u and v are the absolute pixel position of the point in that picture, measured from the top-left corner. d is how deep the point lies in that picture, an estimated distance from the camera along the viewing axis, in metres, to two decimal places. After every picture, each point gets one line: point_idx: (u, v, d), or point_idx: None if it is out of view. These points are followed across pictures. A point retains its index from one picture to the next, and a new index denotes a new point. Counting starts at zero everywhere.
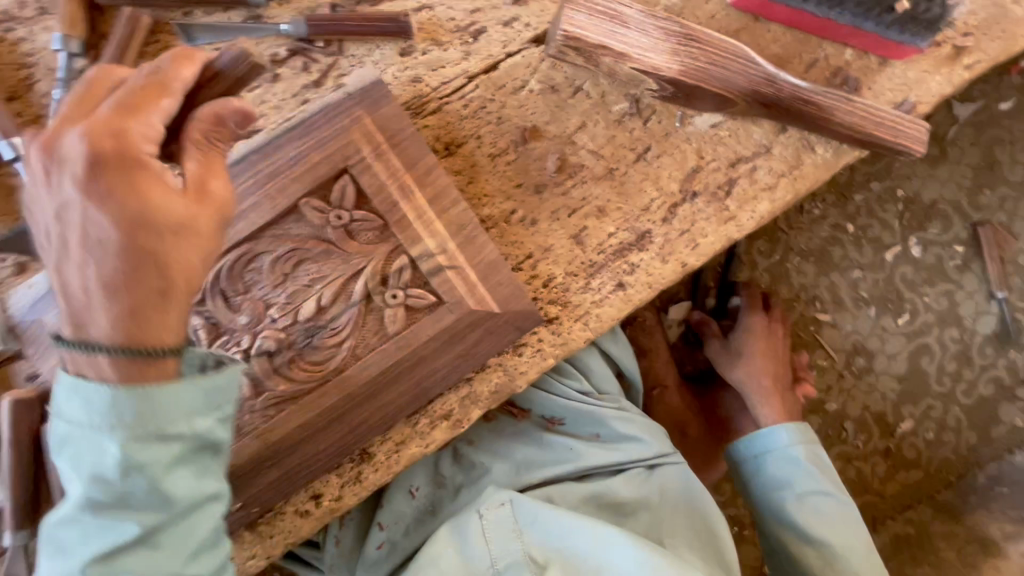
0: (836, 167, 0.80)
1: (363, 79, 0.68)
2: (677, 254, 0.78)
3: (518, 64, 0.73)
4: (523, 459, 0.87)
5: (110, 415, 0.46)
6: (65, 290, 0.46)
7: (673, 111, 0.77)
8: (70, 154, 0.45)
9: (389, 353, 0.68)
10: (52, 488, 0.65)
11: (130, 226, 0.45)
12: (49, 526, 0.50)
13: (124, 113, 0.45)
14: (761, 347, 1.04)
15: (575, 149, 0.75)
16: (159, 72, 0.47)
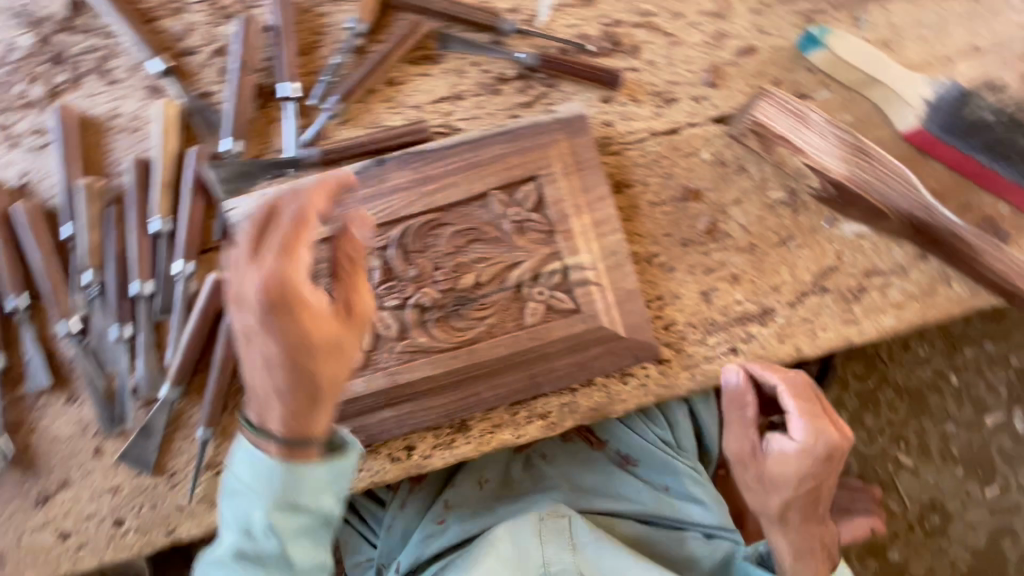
0: (968, 306, 0.83)
1: (570, 112, 0.79)
2: (794, 338, 0.82)
3: (697, 135, 0.83)
4: (590, 484, 0.93)
5: (270, 476, 0.59)
6: (254, 387, 0.58)
7: (824, 211, 0.83)
8: (245, 298, 0.54)
9: (520, 340, 0.76)
10: (212, 361, 0.78)
11: (291, 356, 0.55)
12: (210, 556, 0.65)
13: (286, 254, 0.54)
14: (807, 456, 0.78)
15: (726, 219, 0.83)
16: (318, 191, 0.57)
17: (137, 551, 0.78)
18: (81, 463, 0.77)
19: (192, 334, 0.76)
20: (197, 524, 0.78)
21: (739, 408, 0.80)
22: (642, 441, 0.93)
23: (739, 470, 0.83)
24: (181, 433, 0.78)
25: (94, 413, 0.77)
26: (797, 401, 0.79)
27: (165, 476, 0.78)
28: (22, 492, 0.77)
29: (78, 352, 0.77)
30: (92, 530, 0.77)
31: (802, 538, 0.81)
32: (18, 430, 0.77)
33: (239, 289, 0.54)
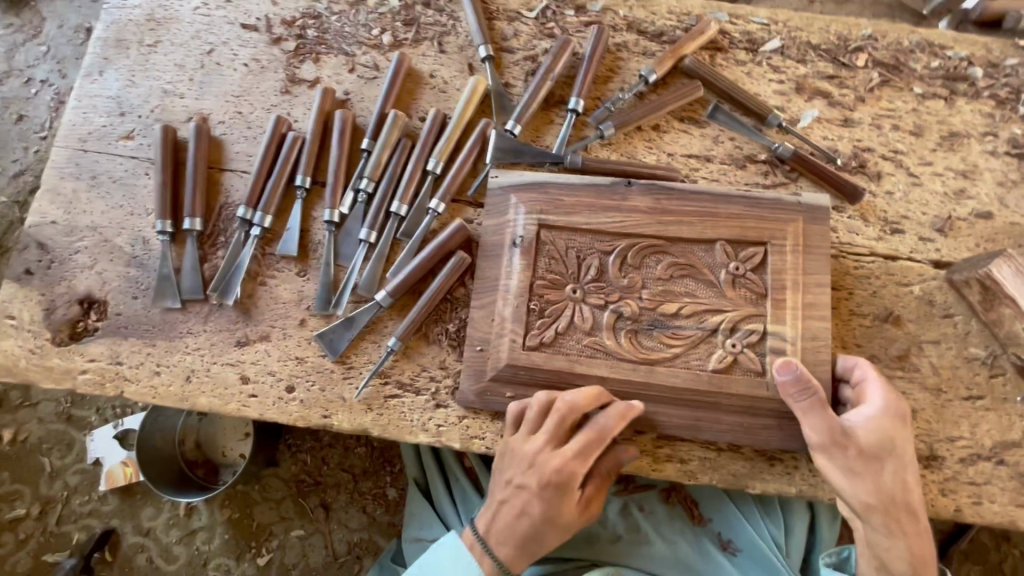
0: None
1: (816, 200, 0.83)
2: (957, 495, 0.80)
3: (913, 268, 0.88)
4: (683, 553, 0.90)
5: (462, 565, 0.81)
6: (494, 512, 0.81)
7: (1022, 385, 0.82)
8: (543, 459, 0.77)
9: (699, 381, 0.80)
10: (424, 289, 0.88)
11: (551, 513, 0.77)
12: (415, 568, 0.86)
13: (582, 455, 0.77)
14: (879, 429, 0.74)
15: (920, 353, 0.84)
16: (602, 432, 0.77)
17: (292, 420, 0.84)
18: (285, 326, 0.87)
19: (423, 261, 0.86)
20: (351, 419, 0.84)
21: (809, 395, 0.74)
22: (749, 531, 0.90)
23: (835, 457, 0.73)
24: (372, 337, 0.87)
25: (315, 291, 0.88)
26: (877, 383, 0.76)
27: (344, 367, 0.86)
28: (231, 330, 0.88)
29: (327, 238, 0.90)
30: (267, 386, 0.86)
31: (911, 553, 0.74)
32: (252, 280, 0.89)
33: (542, 451, 0.77)
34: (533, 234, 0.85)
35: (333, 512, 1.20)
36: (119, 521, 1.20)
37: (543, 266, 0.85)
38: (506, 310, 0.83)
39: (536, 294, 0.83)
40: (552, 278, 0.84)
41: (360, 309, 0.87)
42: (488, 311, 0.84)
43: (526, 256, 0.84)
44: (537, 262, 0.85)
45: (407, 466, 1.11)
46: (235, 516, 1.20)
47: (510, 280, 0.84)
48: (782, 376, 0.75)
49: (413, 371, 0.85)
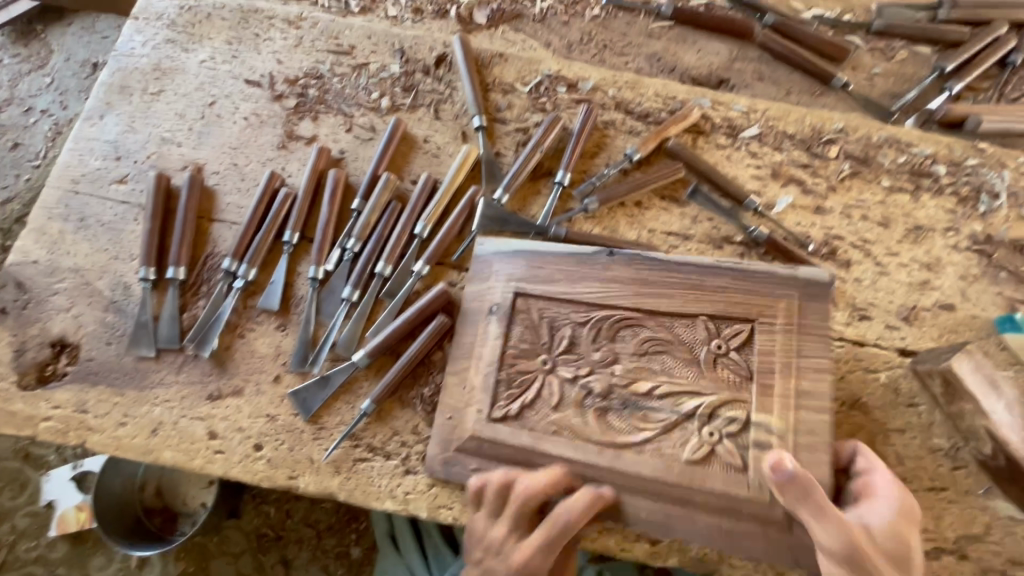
0: None
1: (816, 275, 0.81)
2: None
3: (880, 355, 0.90)
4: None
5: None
6: None
7: (983, 479, 0.84)
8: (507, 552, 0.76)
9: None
10: (402, 352, 0.88)
11: None
12: None
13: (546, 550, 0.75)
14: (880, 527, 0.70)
15: (886, 441, 0.86)
16: (563, 527, 0.75)
17: (257, 480, 0.82)
18: (259, 382, 0.86)
19: (401, 323, 0.87)
20: (318, 482, 0.82)
21: (811, 495, 0.68)
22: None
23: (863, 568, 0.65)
24: (347, 397, 0.86)
25: (293, 347, 0.88)
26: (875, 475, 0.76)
27: (315, 427, 0.84)
28: (202, 383, 0.86)
29: (309, 294, 0.90)
30: (235, 443, 0.84)
31: None
32: (230, 332, 0.89)
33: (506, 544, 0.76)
34: (509, 302, 0.86)
35: (293, 569, 1.15)
36: (66, 570, 1.14)
37: (517, 334, 0.84)
38: (479, 376, 0.83)
39: (511, 362, 0.84)
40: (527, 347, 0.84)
41: (336, 368, 0.86)
42: (463, 378, 0.84)
43: (502, 323, 0.85)
44: (512, 330, 0.85)
45: (377, 528, 1.11)
46: (190, 570, 1.15)
47: (486, 346, 0.84)
48: (778, 475, 0.70)
49: (385, 435, 0.84)
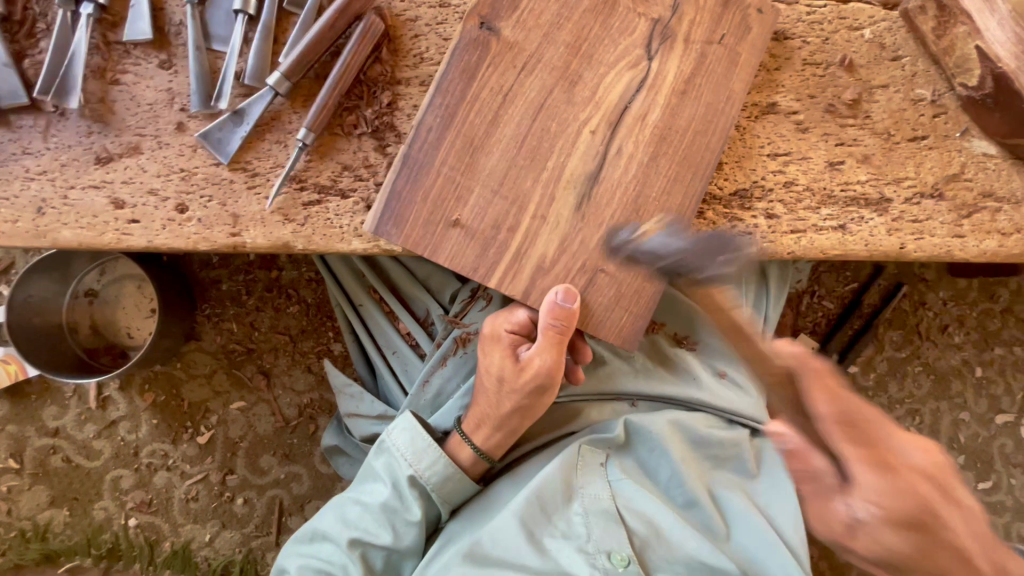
0: None
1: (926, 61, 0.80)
2: (901, 234, 0.81)
3: (864, 10, 0.83)
4: (641, 365, 0.85)
5: (424, 454, 0.79)
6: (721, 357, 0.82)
7: (961, 121, 0.82)
8: (501, 402, 0.77)
9: (659, 176, 0.71)
10: (331, 70, 0.71)
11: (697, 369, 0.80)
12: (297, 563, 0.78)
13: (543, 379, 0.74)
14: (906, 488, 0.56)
15: (871, 99, 0.82)
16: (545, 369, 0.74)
17: (192, 244, 0.70)
18: (158, 134, 0.70)
19: (320, 33, 0.68)
20: (267, 234, 0.70)
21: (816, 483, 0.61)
22: (705, 317, 0.87)
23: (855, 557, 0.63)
24: (272, 135, 0.71)
25: (190, 86, 0.70)
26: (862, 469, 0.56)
27: (245, 175, 0.70)
28: (84, 145, 0.69)
29: (189, 14, 0.69)
30: (151, 208, 0.69)
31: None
32: (101, 79, 0.70)
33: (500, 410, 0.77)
34: (467, 36, 0.68)
35: (274, 378, 1.09)
36: (18, 425, 1.04)
37: (457, 57, 0.68)
38: (422, 120, 0.68)
39: (463, 95, 0.68)
40: (471, 62, 0.68)
41: (250, 101, 0.70)
42: (416, 142, 0.68)
43: (451, 66, 0.68)
44: (452, 62, 0.68)
45: (347, 335, 1.02)
46: (159, 398, 1.07)
47: (429, 102, 0.68)
48: (561, 303, 0.68)
49: (333, 171, 0.72)
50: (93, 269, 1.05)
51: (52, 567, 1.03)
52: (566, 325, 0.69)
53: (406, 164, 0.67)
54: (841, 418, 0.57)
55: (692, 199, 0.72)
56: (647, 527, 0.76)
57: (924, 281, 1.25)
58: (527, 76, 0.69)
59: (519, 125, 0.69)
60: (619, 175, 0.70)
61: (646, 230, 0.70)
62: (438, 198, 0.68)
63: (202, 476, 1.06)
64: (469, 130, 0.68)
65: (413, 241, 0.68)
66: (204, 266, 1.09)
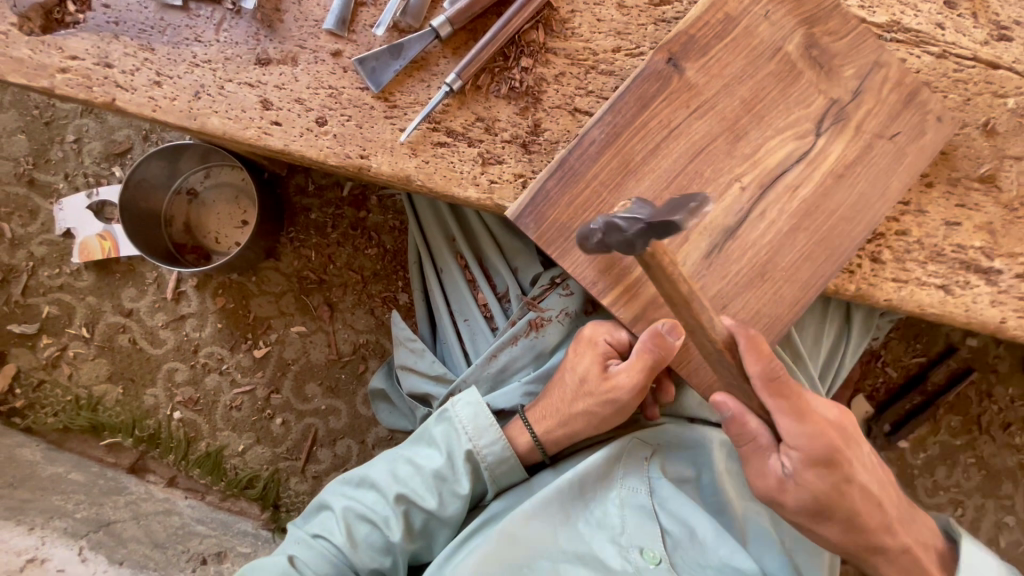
0: None
1: None
2: (1005, 308, 0.79)
3: (1013, 79, 0.82)
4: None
5: (484, 432, 0.79)
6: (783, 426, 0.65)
7: None
8: (575, 405, 0.78)
9: (793, 251, 0.70)
10: (489, 26, 0.74)
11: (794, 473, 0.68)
12: (340, 502, 0.80)
13: (628, 396, 0.75)
14: (818, 432, 0.64)
15: (1001, 169, 0.81)
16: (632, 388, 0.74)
17: (322, 156, 0.73)
18: (316, 49, 0.74)
19: None
20: (392, 163, 0.73)
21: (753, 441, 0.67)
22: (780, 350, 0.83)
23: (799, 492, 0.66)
24: (419, 74, 0.74)
25: (331, 5, 0.74)
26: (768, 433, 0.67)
27: (385, 104, 0.74)
28: (248, 44, 0.73)
29: None
30: (293, 115, 0.73)
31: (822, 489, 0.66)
32: None
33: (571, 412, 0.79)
34: (657, 64, 0.69)
35: (337, 312, 1.12)
36: (96, 298, 1.10)
37: (639, 81, 0.69)
38: (592, 130, 0.69)
39: (636, 118, 0.69)
40: (651, 88, 0.69)
41: (411, 37, 0.73)
42: (580, 152, 0.68)
43: (631, 87, 0.69)
44: (634, 85, 0.69)
45: (419, 290, 1.03)
46: (229, 305, 1.11)
47: (604, 117, 0.69)
48: (669, 337, 0.67)
49: (465, 120, 0.74)
50: (199, 171, 1.11)
51: (95, 438, 1.08)
52: (663, 354, 0.68)
53: (561, 168, 0.68)
54: (767, 376, 0.62)
55: (821, 279, 0.70)
56: (688, 534, 0.75)
57: (995, 372, 1.21)
58: (696, 119, 0.69)
59: (674, 162, 0.69)
60: (757, 235, 0.69)
61: (770, 295, 0.69)
62: (580, 206, 0.68)
63: (250, 388, 1.10)
64: (627, 152, 0.69)
65: (547, 238, 0.68)
66: (299, 192, 1.13)
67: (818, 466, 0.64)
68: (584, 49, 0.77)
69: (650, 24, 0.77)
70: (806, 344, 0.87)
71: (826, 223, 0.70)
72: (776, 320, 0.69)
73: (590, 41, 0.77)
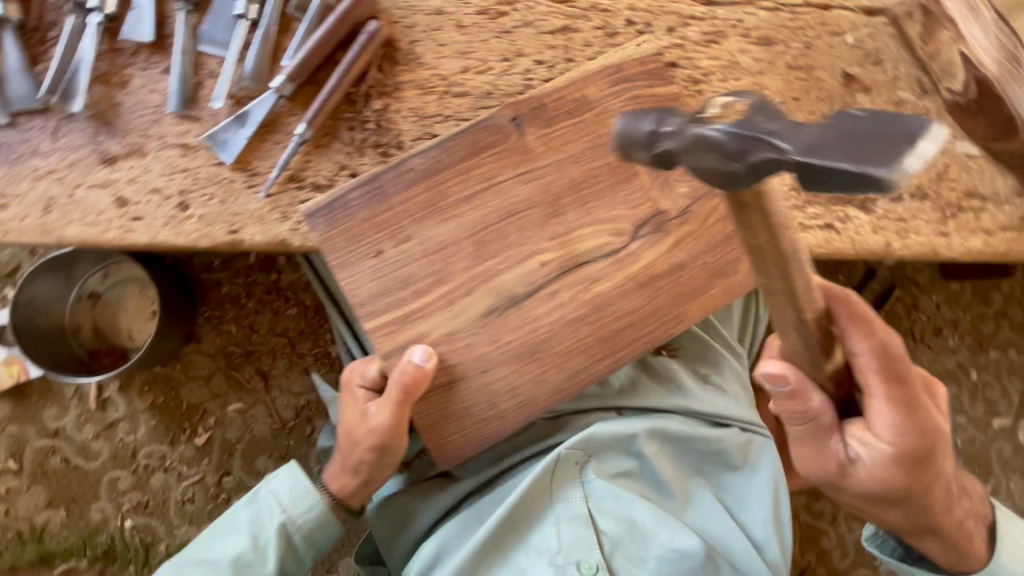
0: None
1: (967, 51, 0.81)
2: (886, 232, 0.83)
3: (845, 17, 0.86)
4: (624, 379, 0.86)
5: (301, 499, 0.82)
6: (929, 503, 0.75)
7: (944, 123, 0.84)
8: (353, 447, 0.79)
9: (573, 337, 0.74)
10: (330, 74, 0.74)
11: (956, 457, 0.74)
12: None
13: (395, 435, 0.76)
14: (906, 427, 0.61)
15: (854, 103, 0.84)
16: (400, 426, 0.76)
17: (191, 241, 0.71)
18: (162, 136, 0.72)
19: (325, 37, 0.72)
20: (265, 232, 0.72)
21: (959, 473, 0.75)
22: (694, 330, 0.90)
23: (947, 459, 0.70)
24: (273, 137, 0.73)
25: (166, 86, 0.73)
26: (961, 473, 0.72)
27: (245, 174, 0.73)
28: (90, 145, 0.71)
29: (184, 22, 0.73)
30: (153, 206, 0.71)
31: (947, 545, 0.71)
32: (108, 84, 0.73)
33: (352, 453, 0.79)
34: (500, 118, 0.73)
35: (272, 380, 1.10)
36: (18, 426, 1.05)
37: (472, 130, 0.73)
38: (410, 163, 0.72)
39: (463, 164, 0.73)
40: (479, 131, 0.73)
41: (255, 101, 0.72)
42: (391, 175, 0.72)
43: (460, 135, 0.73)
44: (463, 134, 0.73)
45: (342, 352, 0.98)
46: (159, 400, 1.08)
47: (422, 155, 0.72)
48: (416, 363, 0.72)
49: (329, 171, 0.74)
50: (97, 272, 1.07)
51: (47, 568, 1.04)
52: (413, 384, 0.72)
53: (368, 186, 0.72)
54: (881, 355, 0.58)
55: (591, 372, 0.75)
56: (629, 530, 0.76)
57: (916, 285, 1.26)
58: (523, 182, 0.74)
59: (483, 215, 0.73)
60: (541, 314, 0.74)
61: (534, 375, 0.74)
62: (376, 224, 0.72)
63: (198, 478, 1.07)
64: (441, 189, 0.73)
65: (331, 244, 0.72)
66: (206, 269, 1.11)
67: (890, 462, 0.62)
68: (432, 76, 0.77)
69: (492, 38, 0.78)
70: (720, 320, 0.94)
71: (643, 305, 0.75)
72: (529, 401, 0.74)
73: (437, 66, 0.77)
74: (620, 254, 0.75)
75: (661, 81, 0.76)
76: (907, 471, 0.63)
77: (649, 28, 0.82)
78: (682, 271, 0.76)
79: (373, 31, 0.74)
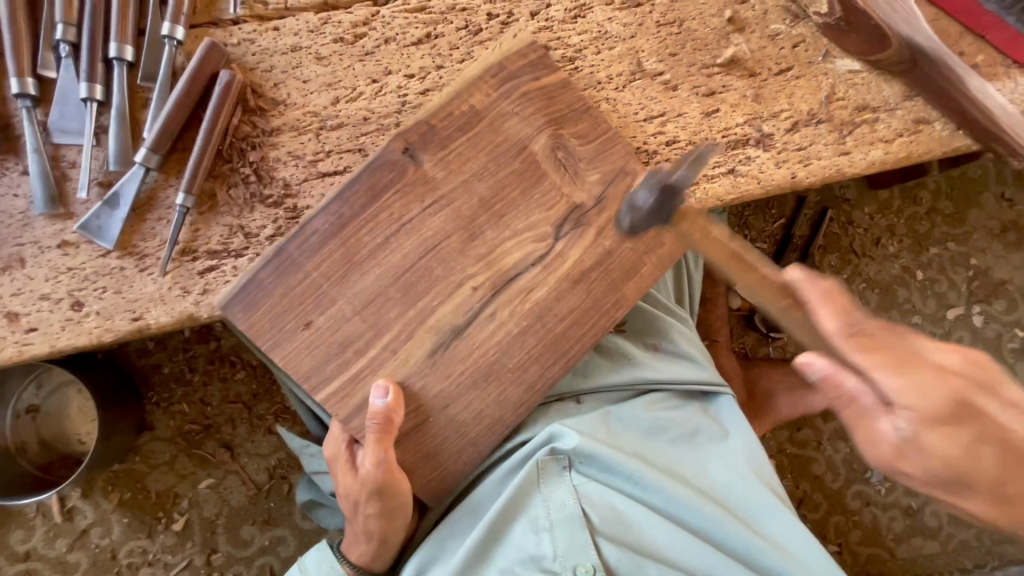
0: (950, 145, 0.82)
1: None
2: (790, 164, 0.83)
3: None
4: (580, 363, 0.85)
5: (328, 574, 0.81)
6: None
7: (820, 46, 0.85)
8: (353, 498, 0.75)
9: (522, 351, 0.73)
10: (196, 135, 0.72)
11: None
12: None
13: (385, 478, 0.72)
14: (929, 381, 0.57)
15: (730, 45, 0.84)
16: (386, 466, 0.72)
17: (93, 339, 0.69)
18: (37, 239, 0.70)
19: (179, 100, 0.69)
20: (168, 311, 0.70)
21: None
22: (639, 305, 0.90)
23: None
24: (153, 214, 0.71)
25: (31, 189, 0.70)
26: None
27: (133, 258, 0.70)
28: None
29: (29, 117, 0.70)
30: (46, 314, 0.69)
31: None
32: None
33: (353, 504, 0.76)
34: (394, 155, 0.70)
35: (238, 448, 1.08)
36: None
37: (366, 173, 0.70)
38: (309, 223, 0.69)
39: (365, 214, 0.70)
40: (372, 174, 0.70)
41: (123, 181, 0.70)
42: (295, 243, 0.69)
43: (353, 182, 0.70)
44: (355, 179, 0.70)
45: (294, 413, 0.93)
46: (126, 496, 1.05)
47: (322, 213, 0.69)
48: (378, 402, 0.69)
49: (221, 235, 0.72)
50: (29, 384, 1.04)
51: None
52: (383, 420, 0.69)
53: (277, 258, 0.68)
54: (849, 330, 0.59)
55: (545, 379, 0.73)
56: (616, 521, 0.76)
57: (847, 202, 1.28)
58: (429, 214, 0.71)
59: (402, 256, 0.71)
60: (478, 330, 0.72)
61: (492, 397, 0.73)
62: (297, 296, 0.69)
63: (186, 563, 1.05)
64: (351, 244, 0.70)
65: (257, 328, 0.69)
66: (141, 354, 1.08)
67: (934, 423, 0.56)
68: (304, 115, 0.75)
69: (356, 64, 0.76)
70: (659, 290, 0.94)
71: (574, 295, 0.74)
72: (494, 418, 0.73)
73: (306, 103, 0.75)
74: (547, 258, 0.73)
75: (531, 65, 0.74)
76: (964, 428, 0.57)
77: (512, 18, 0.80)
78: (601, 252, 0.75)
79: (228, 81, 0.71)
